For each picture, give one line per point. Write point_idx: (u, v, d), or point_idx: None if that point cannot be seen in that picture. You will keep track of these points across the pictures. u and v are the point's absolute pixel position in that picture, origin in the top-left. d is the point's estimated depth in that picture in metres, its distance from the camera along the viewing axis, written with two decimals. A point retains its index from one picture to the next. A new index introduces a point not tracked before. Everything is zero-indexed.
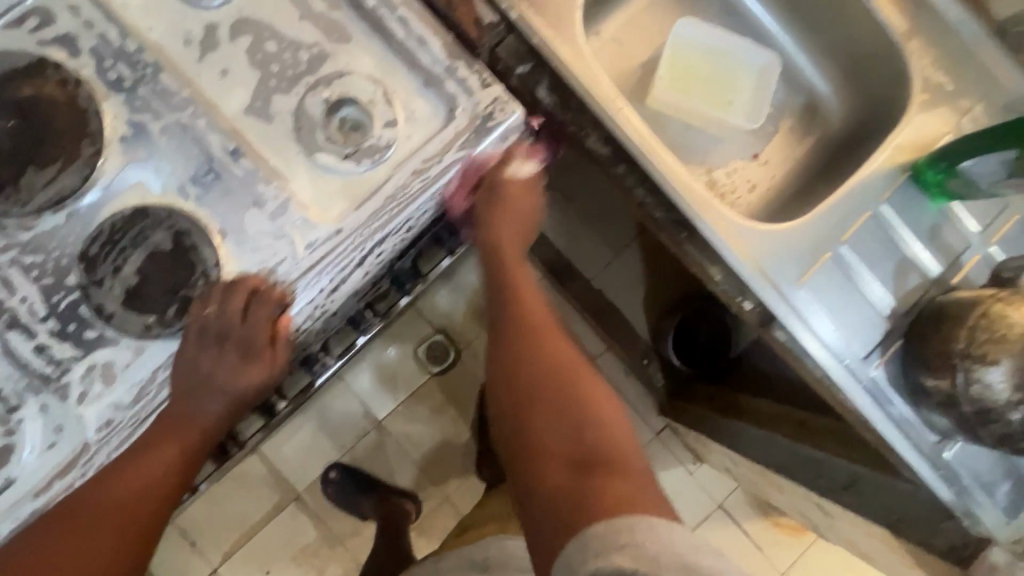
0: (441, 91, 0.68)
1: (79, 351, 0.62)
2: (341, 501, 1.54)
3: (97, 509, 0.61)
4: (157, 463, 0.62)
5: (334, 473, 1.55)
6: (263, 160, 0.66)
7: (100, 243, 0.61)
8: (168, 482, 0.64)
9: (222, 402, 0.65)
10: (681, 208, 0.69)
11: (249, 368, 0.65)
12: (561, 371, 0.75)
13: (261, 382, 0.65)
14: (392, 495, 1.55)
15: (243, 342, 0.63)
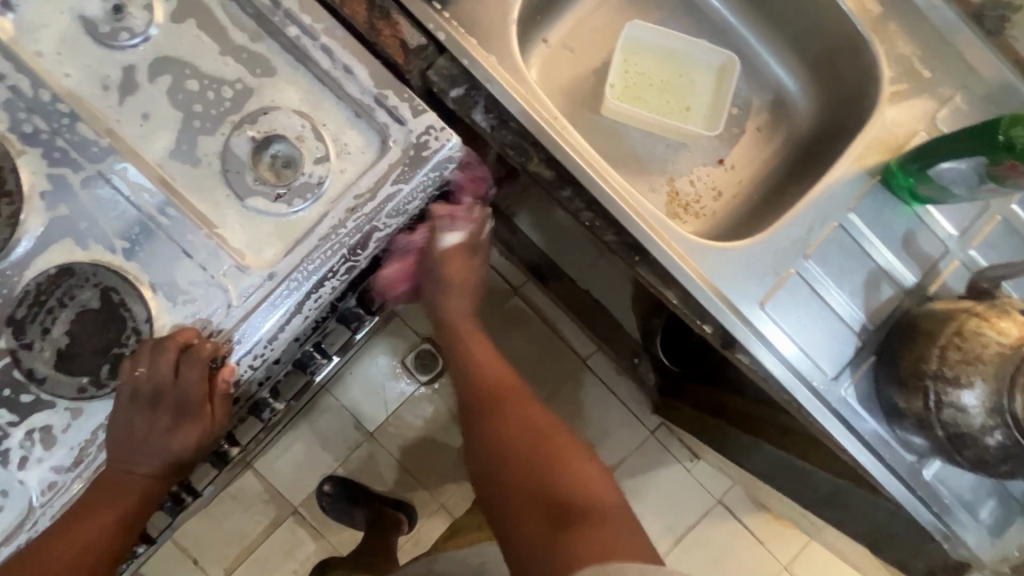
0: (373, 122, 0.65)
1: (15, 416, 0.60)
2: (335, 513, 1.53)
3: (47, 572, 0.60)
4: (102, 526, 0.61)
5: (329, 486, 1.53)
6: (190, 207, 0.63)
7: (27, 305, 0.60)
8: (116, 542, 0.63)
9: (166, 458, 0.64)
10: (631, 231, 0.65)
11: (191, 425, 0.63)
12: (531, 430, 0.75)
13: (204, 436, 0.64)
14: (385, 506, 1.52)
15: (183, 399, 0.62)
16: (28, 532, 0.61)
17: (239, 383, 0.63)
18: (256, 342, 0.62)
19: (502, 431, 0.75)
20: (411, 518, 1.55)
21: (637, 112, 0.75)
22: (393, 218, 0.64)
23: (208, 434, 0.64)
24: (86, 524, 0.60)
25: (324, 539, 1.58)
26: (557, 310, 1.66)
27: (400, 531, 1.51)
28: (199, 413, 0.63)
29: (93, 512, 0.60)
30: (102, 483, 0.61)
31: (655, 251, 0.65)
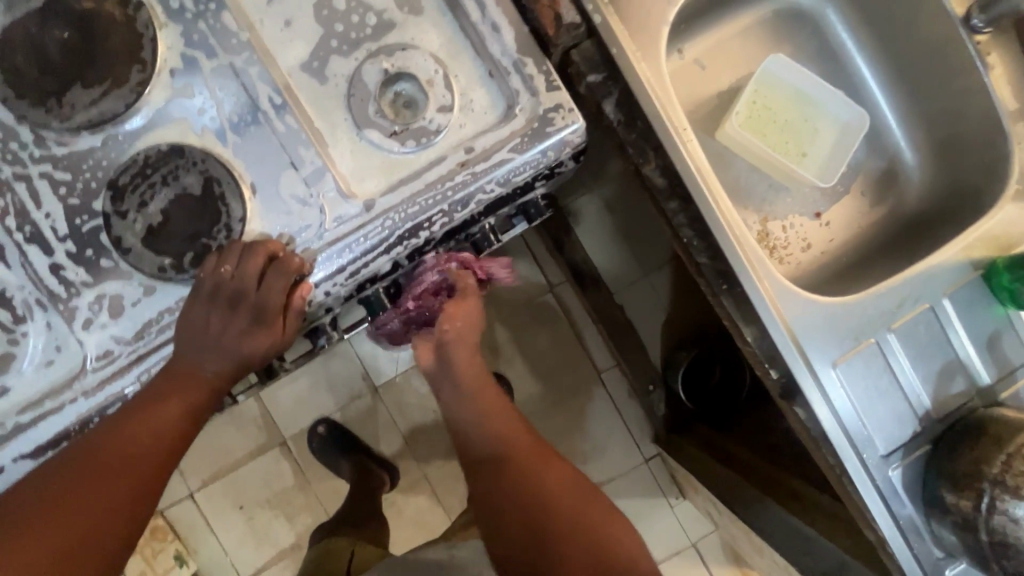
0: (505, 85, 0.64)
1: (90, 278, 0.61)
2: (323, 456, 1.54)
3: (91, 466, 0.58)
4: (160, 422, 0.60)
5: (322, 428, 1.55)
6: (308, 122, 0.63)
7: (131, 174, 0.60)
8: (166, 442, 0.61)
9: (229, 365, 0.63)
10: (729, 259, 0.64)
11: (260, 334, 0.63)
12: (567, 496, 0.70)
13: (269, 347, 0.63)
14: (371, 462, 1.53)
15: (254, 308, 0.61)
16: (73, 393, 0.61)
17: (314, 303, 0.64)
18: (339, 269, 0.63)
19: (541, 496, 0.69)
20: (394, 478, 1.56)
21: (755, 145, 0.75)
22: (500, 183, 0.64)
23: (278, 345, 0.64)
24: (145, 417, 0.59)
25: (303, 478, 1.60)
26: (585, 317, 1.66)
27: (382, 492, 1.52)
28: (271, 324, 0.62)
29: (155, 402, 0.60)
30: (167, 377, 0.61)
31: (746, 286, 0.64)
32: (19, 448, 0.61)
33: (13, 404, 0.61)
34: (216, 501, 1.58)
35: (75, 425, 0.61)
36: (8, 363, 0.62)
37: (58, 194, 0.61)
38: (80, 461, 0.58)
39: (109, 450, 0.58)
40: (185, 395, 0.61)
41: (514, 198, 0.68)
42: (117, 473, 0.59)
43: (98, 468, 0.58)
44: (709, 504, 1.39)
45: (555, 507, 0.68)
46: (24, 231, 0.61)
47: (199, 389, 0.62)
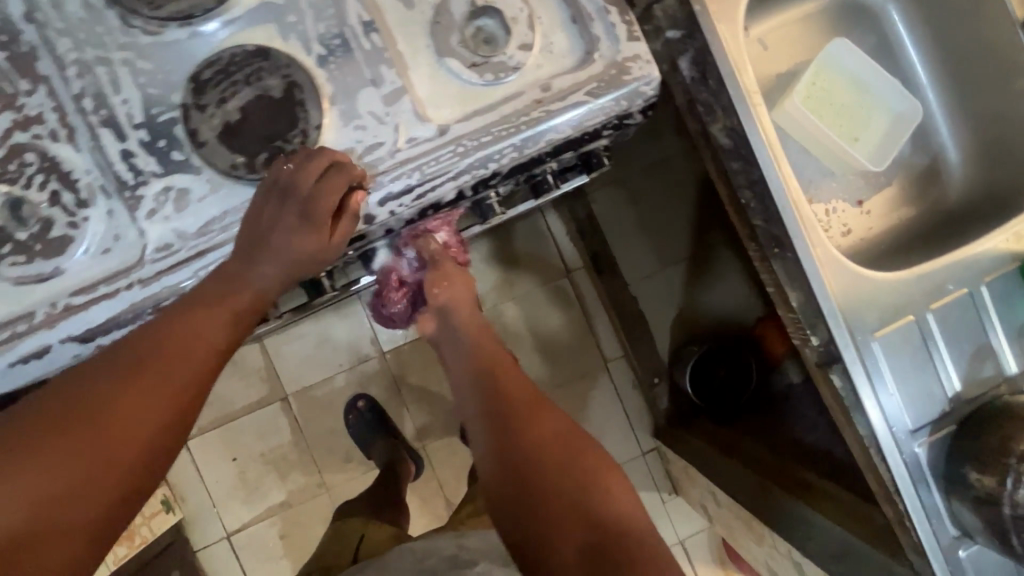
0: (586, 32, 0.66)
1: (160, 169, 0.61)
2: (357, 432, 1.58)
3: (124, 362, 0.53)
4: (201, 338, 0.56)
5: (363, 403, 1.58)
6: (391, 42, 0.64)
7: (215, 70, 0.60)
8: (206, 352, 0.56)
9: (277, 281, 0.61)
10: (785, 222, 0.66)
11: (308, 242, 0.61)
12: (571, 449, 0.65)
13: (317, 256, 0.61)
14: (402, 446, 1.59)
15: (304, 207, 0.59)
16: (129, 280, 0.61)
17: (378, 221, 0.64)
18: (406, 189, 0.64)
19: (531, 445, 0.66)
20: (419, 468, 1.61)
21: (824, 132, 0.79)
22: (572, 125, 0.66)
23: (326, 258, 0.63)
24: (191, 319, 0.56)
25: (301, 437, 1.59)
26: (598, 304, 1.69)
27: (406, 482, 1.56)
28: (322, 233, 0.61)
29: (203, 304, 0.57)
30: (210, 292, 0.58)
31: (798, 250, 0.66)
32: (68, 329, 0.60)
33: (66, 286, 0.61)
34: (210, 450, 1.57)
35: (128, 313, 0.61)
36: (65, 245, 0.61)
37: (138, 82, 0.61)
38: (115, 357, 0.53)
39: (140, 365, 0.52)
40: (228, 306, 0.58)
41: (580, 144, 0.69)
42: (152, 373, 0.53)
43: (116, 386, 0.51)
44: (705, 496, 1.40)
45: (554, 465, 0.64)
46: (99, 115, 0.61)
47: (244, 303, 0.59)
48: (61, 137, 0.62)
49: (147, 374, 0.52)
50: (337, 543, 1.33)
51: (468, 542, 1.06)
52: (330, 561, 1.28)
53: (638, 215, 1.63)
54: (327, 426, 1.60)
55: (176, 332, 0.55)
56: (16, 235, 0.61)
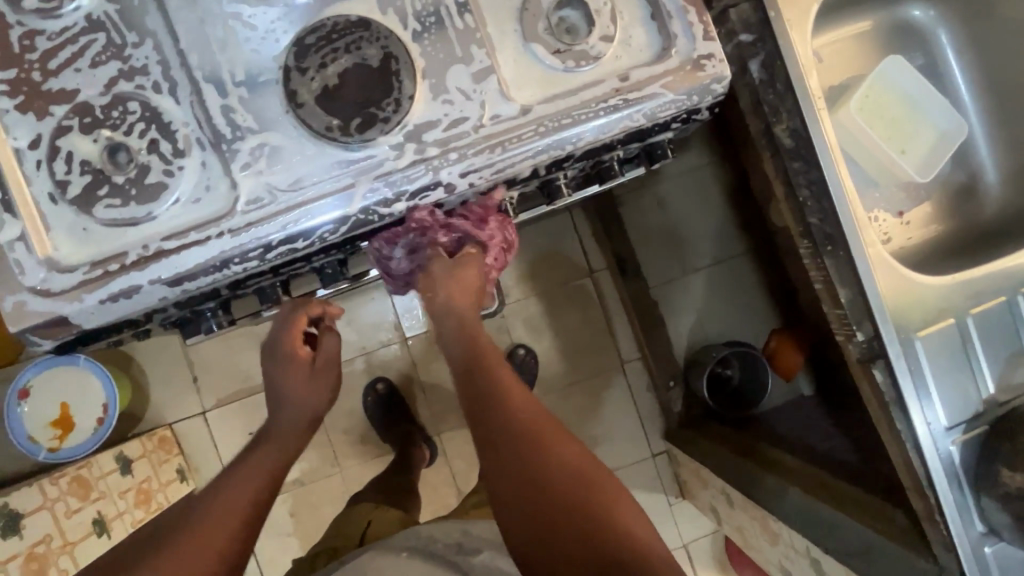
0: (664, 29, 0.70)
1: (256, 125, 0.64)
2: (375, 414, 1.59)
3: (206, 493, 0.68)
4: (245, 493, 0.67)
5: (382, 386, 1.60)
6: (482, 24, 0.68)
7: (318, 36, 0.64)
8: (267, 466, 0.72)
9: (302, 427, 0.79)
10: (843, 221, 0.71)
11: (315, 379, 0.80)
12: (575, 480, 0.62)
13: (323, 381, 0.81)
14: (416, 432, 1.59)
15: (284, 358, 0.77)
16: (219, 229, 0.63)
17: (456, 191, 0.67)
18: (487, 163, 0.67)
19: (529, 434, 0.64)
20: (432, 455, 1.61)
21: (885, 151, 0.92)
22: (645, 115, 0.69)
23: (331, 384, 0.82)
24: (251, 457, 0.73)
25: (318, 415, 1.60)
26: (618, 305, 1.72)
27: (420, 466, 1.56)
28: (321, 363, 0.81)
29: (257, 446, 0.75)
30: (240, 471, 0.70)
31: (851, 247, 0.70)
32: (158, 272, 0.63)
33: (158, 231, 0.64)
34: (228, 423, 1.58)
35: (215, 261, 0.64)
36: (158, 192, 0.64)
37: (243, 42, 0.64)
38: (199, 496, 0.68)
39: (195, 527, 0.63)
40: (275, 440, 0.76)
41: (649, 135, 0.73)
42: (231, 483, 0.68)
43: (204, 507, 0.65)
44: (717, 497, 1.44)
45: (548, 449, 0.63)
46: (202, 70, 0.64)
47: (282, 456, 0.75)
48: (165, 90, 0.64)
49: (209, 522, 0.63)
50: (344, 528, 1.21)
51: (472, 530, 1.00)
52: (335, 542, 1.17)
53: (664, 221, 1.67)
54: (345, 406, 1.62)
55: (219, 500, 0.66)
56: (113, 179, 0.63)
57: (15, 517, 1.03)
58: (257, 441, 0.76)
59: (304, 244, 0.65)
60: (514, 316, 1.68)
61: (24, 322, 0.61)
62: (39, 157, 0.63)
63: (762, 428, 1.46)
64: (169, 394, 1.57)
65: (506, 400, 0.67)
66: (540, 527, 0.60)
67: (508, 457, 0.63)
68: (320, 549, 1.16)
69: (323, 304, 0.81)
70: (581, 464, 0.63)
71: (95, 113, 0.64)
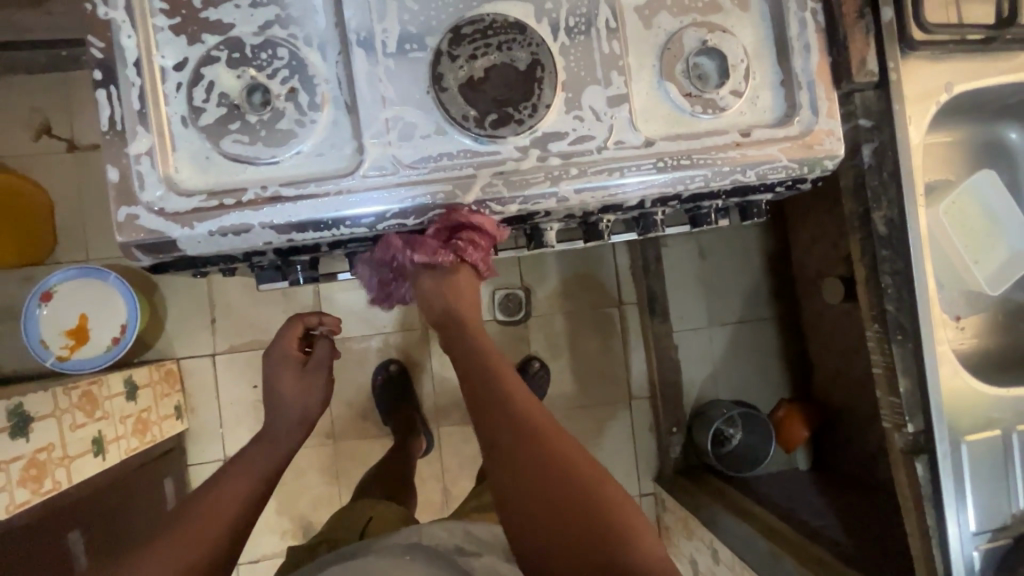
0: (791, 97, 0.73)
1: (396, 99, 0.66)
2: (381, 394, 1.58)
3: (213, 483, 0.77)
4: (234, 492, 0.76)
5: (394, 367, 1.60)
6: (626, 52, 0.70)
7: (474, 28, 0.66)
8: (261, 466, 0.81)
9: (296, 427, 0.87)
10: (921, 317, 0.76)
11: (305, 381, 0.90)
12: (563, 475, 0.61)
13: (316, 384, 0.90)
14: (418, 423, 1.58)
15: (278, 358, 0.91)
16: (338, 189, 0.65)
17: (567, 203, 0.69)
18: (604, 184, 0.69)
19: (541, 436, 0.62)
20: (429, 445, 1.61)
21: None
22: (758, 173, 0.72)
23: (322, 387, 0.91)
24: (252, 454, 0.82)
25: None
26: (638, 343, 1.73)
27: (416, 457, 1.55)
28: (312, 364, 0.91)
29: (259, 442, 0.84)
30: (235, 472, 0.79)
31: (923, 342, 0.76)
32: (269, 216, 0.64)
33: (277, 176, 0.65)
34: (236, 370, 1.57)
35: (326, 217, 0.65)
36: (286, 139, 0.65)
37: (402, 19, 0.66)
38: (204, 487, 0.77)
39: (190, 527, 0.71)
40: (271, 438, 0.85)
41: (753, 193, 0.76)
42: (228, 484, 0.77)
43: (203, 501, 0.74)
44: (701, 550, 1.47)
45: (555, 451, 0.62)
46: (358, 35, 0.65)
47: (274, 458, 0.83)
48: (315, 45, 0.66)
49: (200, 523, 0.71)
50: (344, 520, 1.20)
51: (474, 531, 1.01)
52: (334, 535, 1.15)
53: (701, 271, 1.72)
54: (352, 381, 1.61)
55: (210, 497, 0.75)
56: (247, 117, 0.64)
57: (27, 419, 1.00)
58: (260, 435, 0.86)
59: (414, 221, 0.67)
60: (537, 328, 1.69)
61: (130, 234, 0.61)
62: (181, 79, 0.64)
63: (762, 492, 1.49)
64: (184, 328, 1.56)
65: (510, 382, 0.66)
66: (536, 498, 0.60)
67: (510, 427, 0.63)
68: (318, 541, 1.16)
69: (319, 314, 0.95)
70: (579, 453, 0.62)
71: (243, 50, 0.65)
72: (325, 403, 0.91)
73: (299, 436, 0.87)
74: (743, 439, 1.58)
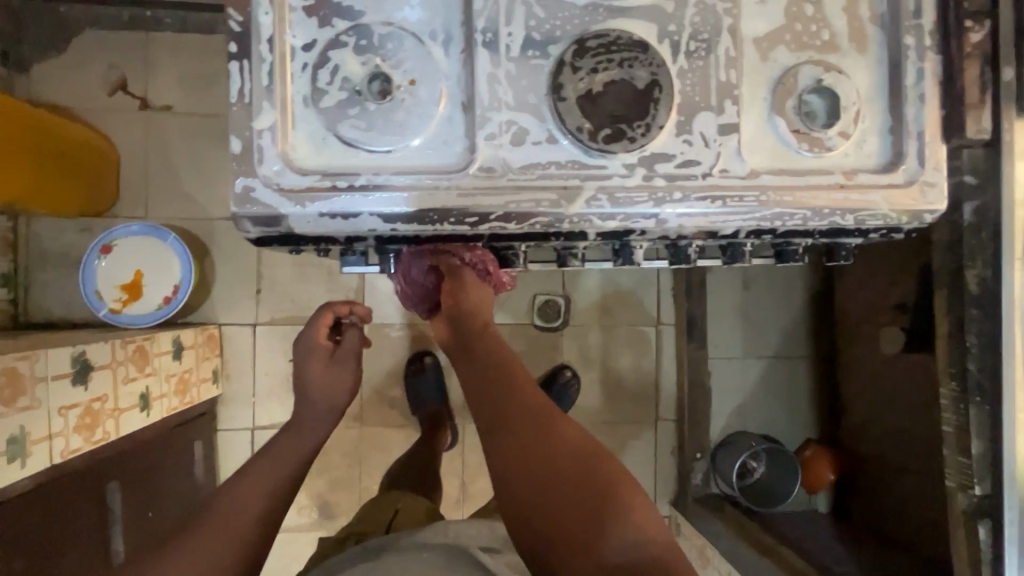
0: (898, 145, 0.73)
1: (513, 103, 0.66)
2: (411, 384, 1.59)
3: (241, 474, 0.80)
4: (260, 493, 0.77)
5: (428, 360, 1.59)
6: (741, 82, 0.70)
7: (599, 42, 0.66)
8: (285, 458, 0.82)
9: (322, 419, 0.88)
10: (1006, 377, 0.79)
11: (332, 370, 0.91)
12: (563, 442, 0.70)
13: (347, 376, 0.93)
14: (445, 418, 1.58)
15: (307, 346, 0.94)
16: (446, 185, 0.65)
17: (667, 225, 0.69)
18: (705, 211, 0.69)
19: (549, 436, 0.70)
20: (455, 440, 1.62)
21: None
22: (856, 218, 0.72)
23: (350, 377, 0.93)
24: (276, 446, 0.83)
25: None
26: (671, 365, 1.72)
27: (439, 449, 1.56)
28: (340, 353, 0.94)
29: (283, 433, 0.85)
30: (260, 465, 0.80)
31: (1006, 404, 0.79)
32: (378, 204, 0.65)
33: (389, 166, 0.66)
34: (275, 343, 1.59)
35: (432, 212, 0.65)
36: (401, 130, 0.65)
37: (528, 24, 0.67)
38: (233, 477, 0.79)
39: (215, 520, 0.73)
40: (297, 430, 0.86)
41: (846, 236, 0.76)
42: (254, 476, 0.79)
43: (229, 494, 0.77)
44: None
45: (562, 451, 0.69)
46: (483, 35, 0.66)
47: (299, 450, 0.84)
48: (439, 40, 0.67)
49: (226, 518, 0.74)
50: (374, 512, 1.23)
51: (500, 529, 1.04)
52: (364, 527, 1.18)
53: (743, 301, 1.71)
54: (385, 367, 1.62)
55: (236, 500, 0.76)
56: (366, 103, 0.65)
57: (87, 367, 1.03)
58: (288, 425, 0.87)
59: (515, 226, 0.67)
60: (572, 338, 1.70)
61: (245, 205, 0.63)
62: (308, 60, 0.65)
63: (782, 529, 1.48)
64: (228, 295, 1.57)
65: (516, 384, 0.76)
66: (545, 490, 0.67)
67: (518, 425, 0.71)
68: (348, 534, 1.18)
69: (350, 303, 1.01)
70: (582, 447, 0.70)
71: (371, 37, 0.65)
72: (352, 392, 0.93)
73: (326, 426, 0.88)
74: (768, 475, 1.57)
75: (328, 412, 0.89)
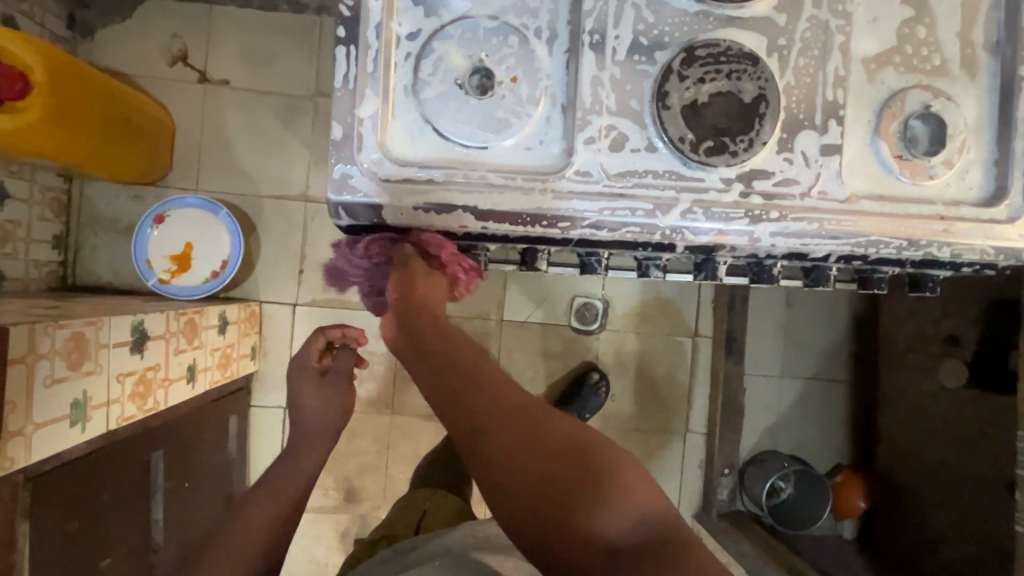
0: (1003, 178, 0.70)
1: (615, 107, 0.65)
2: None
3: (248, 499, 0.86)
4: (265, 516, 0.83)
5: None
6: (847, 102, 0.68)
7: (707, 51, 0.65)
8: (288, 480, 0.89)
9: (321, 441, 0.94)
10: None
11: (323, 391, 0.96)
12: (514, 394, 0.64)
13: (337, 398, 0.97)
14: None
15: (298, 366, 0.98)
16: (542, 187, 0.64)
17: (759, 244, 0.68)
18: (800, 232, 0.67)
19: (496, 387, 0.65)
20: None
21: None
22: (953, 250, 0.70)
23: (340, 397, 0.97)
24: (279, 471, 0.90)
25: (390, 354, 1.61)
26: (705, 378, 1.70)
27: None
28: (328, 378, 0.98)
29: (285, 458, 0.92)
30: (264, 491, 0.87)
31: None
32: (471, 202, 0.64)
33: (485, 162, 0.65)
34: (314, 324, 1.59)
35: (525, 213, 0.65)
36: (500, 127, 0.64)
37: (636, 28, 0.65)
38: (240, 503, 0.86)
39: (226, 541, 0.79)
40: (298, 457, 0.92)
41: (936, 267, 0.74)
42: (259, 501, 0.85)
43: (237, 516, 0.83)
44: None
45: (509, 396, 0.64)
46: (591, 36, 0.65)
47: (299, 474, 0.90)
48: (544, 38, 0.65)
49: (235, 537, 0.79)
50: (402, 513, 1.22)
51: None
52: (392, 531, 1.17)
53: (784, 319, 1.69)
54: None
55: (242, 522, 0.82)
56: (467, 98, 0.64)
57: (144, 336, 1.04)
58: (287, 451, 0.93)
59: (607, 233, 0.66)
60: (607, 342, 1.68)
61: (341, 193, 0.63)
62: (411, 49, 0.64)
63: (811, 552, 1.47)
64: (271, 273, 1.58)
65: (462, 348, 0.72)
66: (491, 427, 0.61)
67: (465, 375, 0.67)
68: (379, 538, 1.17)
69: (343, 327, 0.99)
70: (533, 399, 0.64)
71: (475, 30, 0.64)
72: (344, 413, 0.98)
73: (322, 449, 0.94)
74: (796, 496, 1.54)
75: (325, 436, 0.95)
